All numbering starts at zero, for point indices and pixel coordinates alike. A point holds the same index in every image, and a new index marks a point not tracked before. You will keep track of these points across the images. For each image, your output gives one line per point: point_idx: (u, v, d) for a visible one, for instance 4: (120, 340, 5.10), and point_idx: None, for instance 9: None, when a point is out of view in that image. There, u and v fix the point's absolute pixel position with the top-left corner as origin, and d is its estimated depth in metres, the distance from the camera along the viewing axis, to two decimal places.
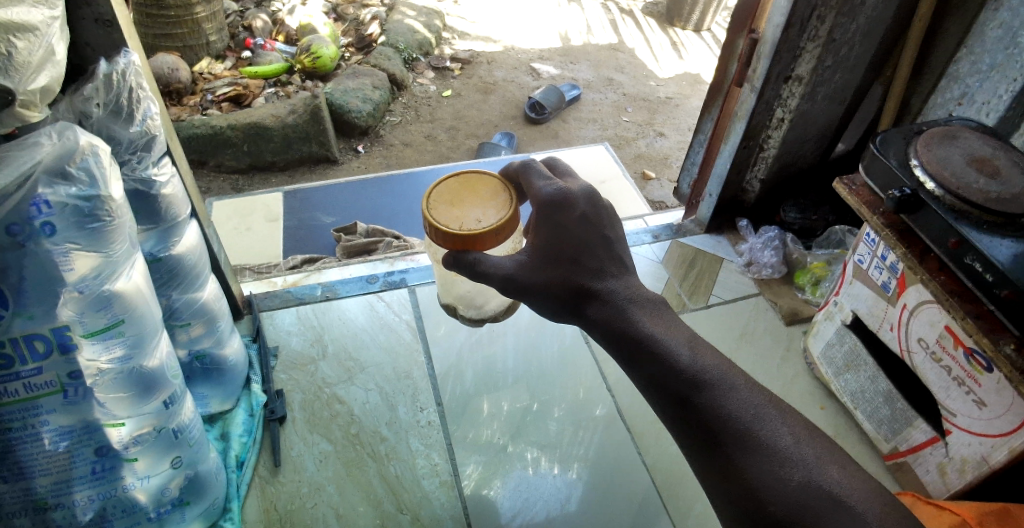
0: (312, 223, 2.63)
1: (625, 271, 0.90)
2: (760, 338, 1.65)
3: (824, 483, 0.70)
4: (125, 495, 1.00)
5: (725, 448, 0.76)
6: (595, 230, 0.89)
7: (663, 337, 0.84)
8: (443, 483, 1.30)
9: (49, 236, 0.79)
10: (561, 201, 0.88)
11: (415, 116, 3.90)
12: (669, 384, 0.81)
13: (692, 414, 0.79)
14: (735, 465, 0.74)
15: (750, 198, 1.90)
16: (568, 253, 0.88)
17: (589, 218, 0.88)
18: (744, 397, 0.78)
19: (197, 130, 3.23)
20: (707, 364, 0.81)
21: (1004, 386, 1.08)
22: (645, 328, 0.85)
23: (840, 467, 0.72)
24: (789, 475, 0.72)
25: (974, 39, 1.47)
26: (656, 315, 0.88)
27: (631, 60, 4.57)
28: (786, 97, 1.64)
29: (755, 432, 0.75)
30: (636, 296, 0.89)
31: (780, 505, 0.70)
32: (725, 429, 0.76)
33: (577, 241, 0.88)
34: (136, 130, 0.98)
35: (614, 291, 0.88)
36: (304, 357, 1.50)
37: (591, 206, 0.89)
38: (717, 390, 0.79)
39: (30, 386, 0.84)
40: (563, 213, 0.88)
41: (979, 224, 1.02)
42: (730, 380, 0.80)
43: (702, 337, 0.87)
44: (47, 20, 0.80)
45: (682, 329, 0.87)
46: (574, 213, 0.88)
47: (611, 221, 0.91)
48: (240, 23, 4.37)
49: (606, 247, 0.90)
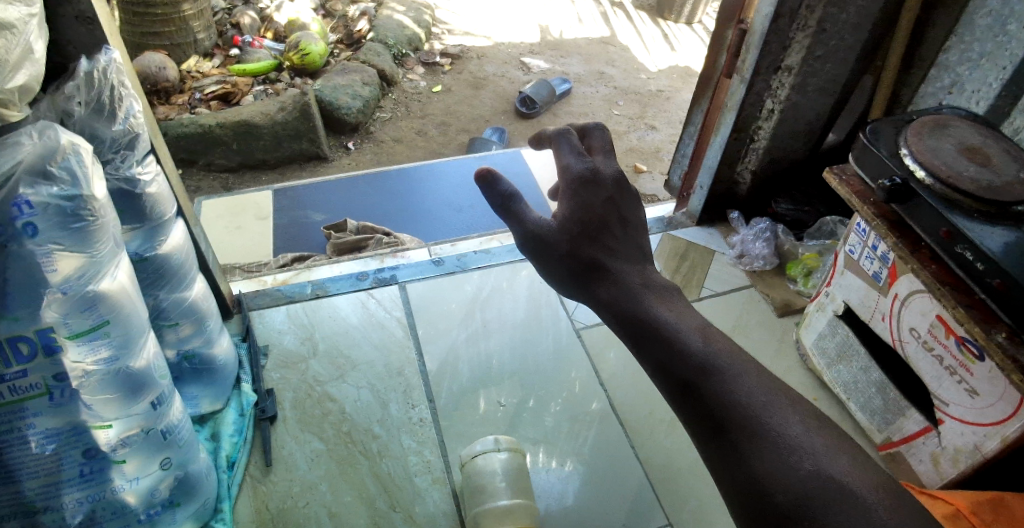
0: (303, 221, 2.61)
1: (641, 258, 0.92)
2: (752, 330, 1.65)
3: (833, 474, 0.70)
4: (114, 498, 0.98)
5: (733, 437, 0.75)
6: (616, 213, 0.92)
7: (672, 323, 0.83)
8: (436, 480, 1.29)
9: (32, 237, 0.78)
10: (591, 179, 0.91)
11: (406, 112, 3.88)
12: (676, 370, 0.80)
13: (700, 402, 0.78)
14: (742, 456, 0.74)
15: (741, 190, 1.89)
16: (590, 230, 0.90)
17: (613, 199, 0.92)
18: (754, 389, 0.78)
19: (185, 129, 3.20)
20: (718, 354, 0.80)
21: (996, 375, 1.08)
22: (654, 312, 0.85)
23: (851, 458, 0.72)
24: (796, 464, 0.71)
25: (964, 27, 1.48)
26: (664, 302, 0.87)
27: (622, 54, 4.56)
28: (776, 88, 1.64)
29: (763, 420, 0.75)
30: (648, 283, 0.89)
31: (786, 495, 0.70)
32: (732, 418, 0.76)
33: (599, 221, 0.91)
34: (119, 129, 0.96)
35: (628, 274, 0.89)
36: (296, 356, 1.49)
37: (617, 188, 0.93)
38: (726, 379, 0.78)
39: (16, 389, 0.83)
40: (590, 191, 0.91)
41: (968, 213, 1.03)
42: (740, 371, 0.79)
43: (713, 326, 0.86)
44: (26, 17, 0.79)
45: (695, 319, 0.86)
46: (600, 194, 0.91)
47: (632, 206, 0.94)
48: (227, 21, 4.33)
49: (625, 232, 0.92)
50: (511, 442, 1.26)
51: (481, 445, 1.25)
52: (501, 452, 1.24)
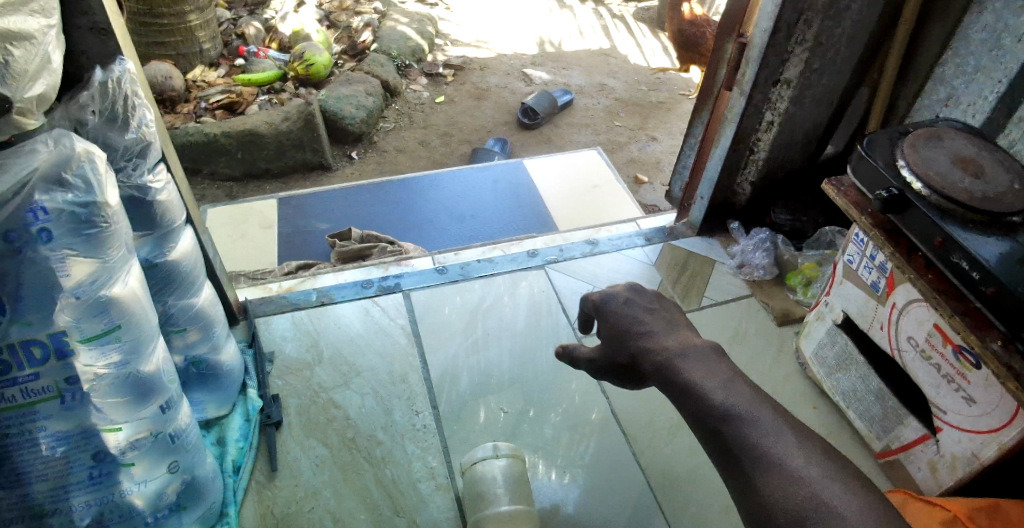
0: (307, 230, 2.63)
1: (675, 329, 0.92)
2: (752, 338, 1.66)
3: (827, 498, 0.67)
4: (123, 501, 1.00)
5: (743, 465, 0.74)
6: (637, 306, 0.95)
7: (697, 377, 0.82)
8: (439, 486, 1.30)
9: (46, 243, 0.80)
10: (604, 297, 0.98)
11: (408, 123, 3.91)
12: (700, 416, 0.80)
13: (718, 441, 0.78)
14: (750, 480, 0.73)
15: (741, 200, 1.91)
16: (618, 329, 0.94)
17: (629, 299, 0.96)
18: (769, 428, 0.76)
19: (190, 138, 3.23)
20: (738, 400, 0.79)
21: (992, 383, 1.10)
22: (682, 373, 0.84)
23: (844, 486, 0.69)
24: (793, 489, 0.69)
25: (960, 42, 1.50)
26: (698, 362, 0.85)
27: (623, 66, 4.61)
28: (775, 100, 1.66)
29: (770, 453, 0.73)
30: (683, 347, 0.88)
31: (786, 515, 0.68)
32: (743, 453, 0.75)
33: (623, 319, 0.94)
34: (131, 137, 0.98)
35: (660, 346, 0.89)
36: (300, 363, 1.51)
37: (634, 291, 0.98)
38: (741, 420, 0.77)
39: (28, 391, 0.85)
40: (609, 302, 0.97)
41: (964, 223, 1.04)
42: (759, 413, 0.77)
43: (743, 375, 0.83)
44: (44, 28, 0.80)
45: (722, 370, 0.84)
46: (618, 299, 0.97)
47: (657, 298, 0.98)
48: (233, 31, 4.37)
49: (654, 315, 0.94)
50: (510, 449, 1.27)
51: (481, 451, 1.26)
52: (501, 459, 1.25)
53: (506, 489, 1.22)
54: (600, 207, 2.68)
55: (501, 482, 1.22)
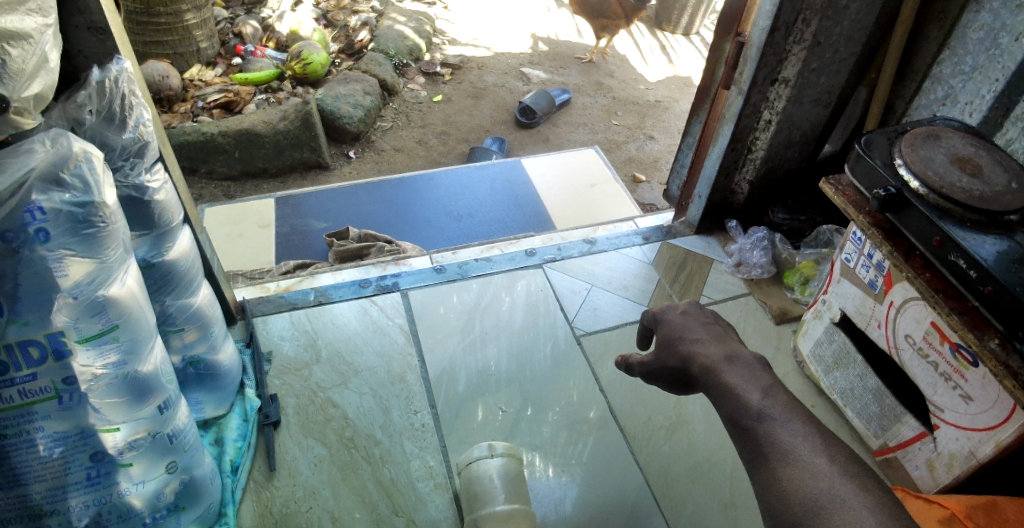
0: (304, 230, 2.62)
1: (726, 340, 0.91)
2: (750, 337, 1.67)
3: (841, 493, 0.68)
4: (120, 501, 0.99)
5: (768, 458, 0.74)
6: (696, 320, 0.95)
7: (737, 381, 0.83)
8: (438, 485, 1.30)
9: (44, 243, 0.79)
10: (664, 308, 0.99)
11: (406, 122, 3.91)
12: (733, 417, 0.80)
13: (749, 438, 0.78)
14: (772, 472, 0.73)
15: (739, 199, 1.92)
16: (669, 337, 0.94)
17: (687, 311, 0.96)
18: (799, 429, 0.75)
19: (187, 137, 3.21)
20: (774, 403, 0.79)
21: (989, 381, 1.10)
22: (724, 377, 0.84)
23: (859, 485, 0.68)
24: (814, 481, 0.70)
25: (957, 41, 1.51)
26: (742, 369, 0.85)
27: (620, 65, 4.60)
28: (772, 100, 1.66)
29: (793, 450, 0.73)
30: (730, 354, 0.87)
31: (800, 505, 0.69)
32: (770, 448, 0.75)
33: (676, 329, 0.94)
34: (129, 137, 0.98)
35: (706, 352, 0.88)
36: (298, 363, 1.51)
37: (693, 305, 0.98)
38: (774, 419, 0.77)
39: (25, 392, 0.84)
40: (667, 313, 0.98)
41: (961, 222, 1.05)
42: (789, 417, 0.77)
43: (782, 385, 0.82)
44: (41, 27, 0.80)
45: (763, 378, 0.83)
46: (675, 310, 0.97)
47: (714, 317, 0.97)
48: (229, 30, 4.36)
49: (705, 327, 0.94)
50: (506, 448, 1.27)
51: (478, 451, 1.26)
52: (496, 458, 1.25)
53: (503, 487, 1.22)
54: (598, 206, 2.69)
55: (501, 480, 1.22)
